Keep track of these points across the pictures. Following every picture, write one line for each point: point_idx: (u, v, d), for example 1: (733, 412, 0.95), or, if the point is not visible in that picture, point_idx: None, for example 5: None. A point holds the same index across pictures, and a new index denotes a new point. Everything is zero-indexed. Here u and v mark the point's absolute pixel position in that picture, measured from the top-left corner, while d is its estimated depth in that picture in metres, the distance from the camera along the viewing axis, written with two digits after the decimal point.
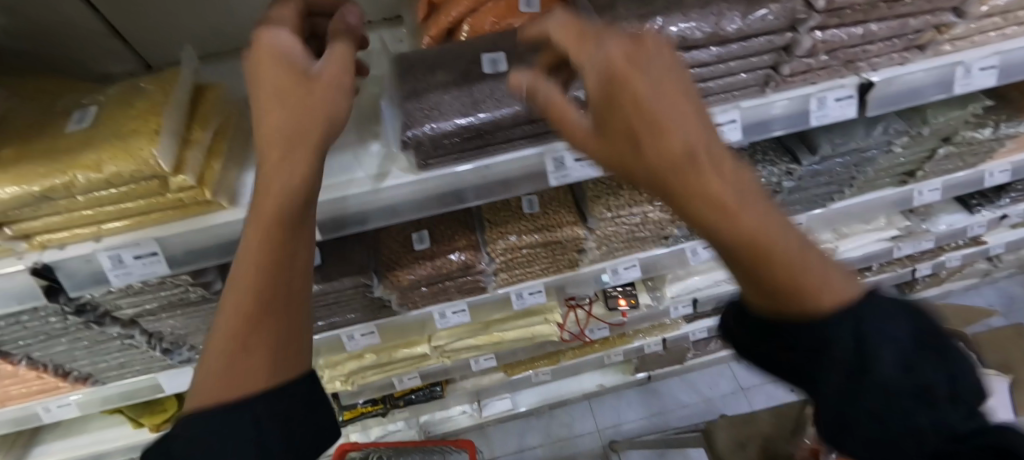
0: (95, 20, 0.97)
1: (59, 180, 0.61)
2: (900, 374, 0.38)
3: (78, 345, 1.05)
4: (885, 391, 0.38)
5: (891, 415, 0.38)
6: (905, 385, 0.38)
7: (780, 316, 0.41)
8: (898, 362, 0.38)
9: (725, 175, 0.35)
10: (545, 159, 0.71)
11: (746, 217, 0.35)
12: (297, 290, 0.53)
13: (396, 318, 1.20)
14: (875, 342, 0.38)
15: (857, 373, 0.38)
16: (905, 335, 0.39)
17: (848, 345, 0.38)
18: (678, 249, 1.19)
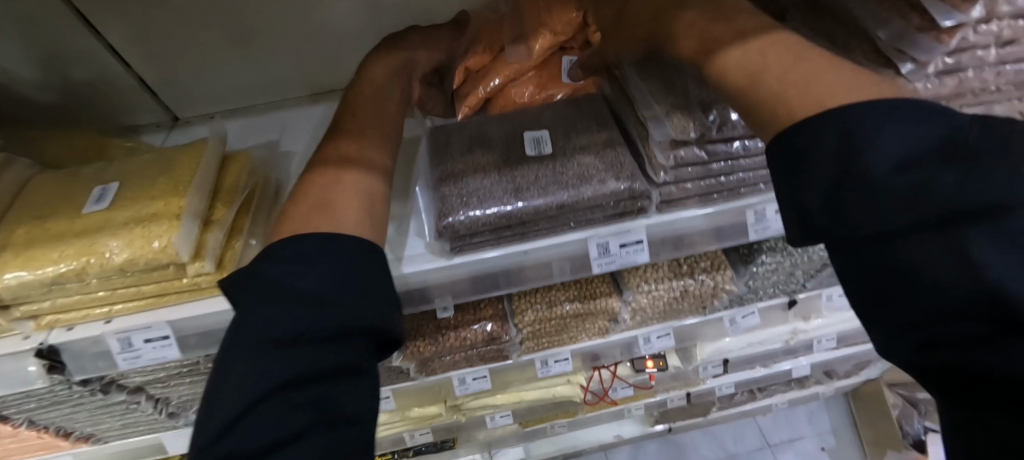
0: (126, 75, 0.94)
1: (72, 265, 0.57)
2: (892, 170, 0.32)
3: (82, 409, 0.99)
4: (873, 195, 0.33)
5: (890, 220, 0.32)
6: (897, 183, 0.32)
7: (782, 165, 0.40)
8: (895, 146, 0.33)
9: (774, 66, 0.43)
10: (589, 245, 0.63)
11: (785, 81, 0.42)
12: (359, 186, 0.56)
13: (412, 383, 1.13)
14: (862, 124, 0.35)
15: (837, 177, 0.35)
16: (930, 142, 0.32)
17: (831, 153, 0.36)
18: (715, 318, 1.08)
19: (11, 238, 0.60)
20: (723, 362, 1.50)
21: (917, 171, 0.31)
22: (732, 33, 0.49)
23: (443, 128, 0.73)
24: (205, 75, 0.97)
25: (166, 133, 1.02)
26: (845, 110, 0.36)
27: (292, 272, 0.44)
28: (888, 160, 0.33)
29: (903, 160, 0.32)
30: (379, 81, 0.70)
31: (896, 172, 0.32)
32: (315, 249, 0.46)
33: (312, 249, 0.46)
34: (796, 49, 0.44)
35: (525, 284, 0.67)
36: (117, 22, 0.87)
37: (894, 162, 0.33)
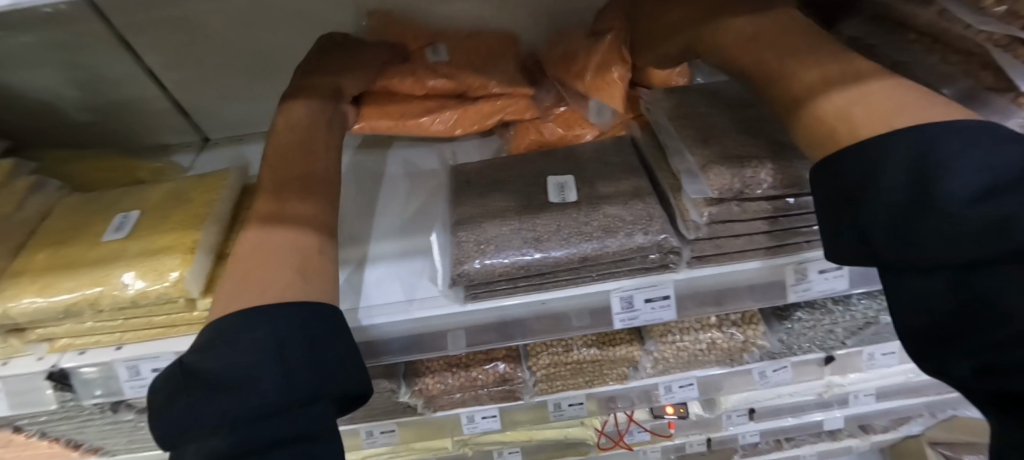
0: (162, 97, 0.97)
1: (85, 294, 0.56)
2: (974, 203, 0.33)
3: (90, 425, 0.98)
4: (943, 228, 0.34)
5: (961, 253, 0.34)
6: (972, 220, 0.33)
7: (858, 170, 0.41)
8: (976, 177, 0.34)
9: (843, 92, 0.46)
10: (611, 298, 0.60)
11: (855, 105, 0.44)
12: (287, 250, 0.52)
13: (420, 417, 1.09)
14: (946, 152, 0.36)
15: (906, 204, 0.36)
16: (1008, 170, 0.33)
17: (905, 181, 0.37)
18: (742, 369, 1.02)
19: (31, 262, 0.61)
20: (749, 411, 1.43)
21: (995, 202, 0.32)
22: (794, 60, 0.52)
23: (464, 167, 0.71)
24: (237, 101, 0.98)
25: (195, 154, 1.02)
26: (921, 129, 0.39)
27: (232, 352, 0.42)
28: (967, 193, 0.33)
29: (983, 190, 0.33)
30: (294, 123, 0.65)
31: (978, 204, 0.33)
32: (250, 323, 0.44)
33: (249, 323, 0.44)
34: (868, 78, 0.47)
35: (539, 334, 0.64)
36: (157, 48, 0.89)
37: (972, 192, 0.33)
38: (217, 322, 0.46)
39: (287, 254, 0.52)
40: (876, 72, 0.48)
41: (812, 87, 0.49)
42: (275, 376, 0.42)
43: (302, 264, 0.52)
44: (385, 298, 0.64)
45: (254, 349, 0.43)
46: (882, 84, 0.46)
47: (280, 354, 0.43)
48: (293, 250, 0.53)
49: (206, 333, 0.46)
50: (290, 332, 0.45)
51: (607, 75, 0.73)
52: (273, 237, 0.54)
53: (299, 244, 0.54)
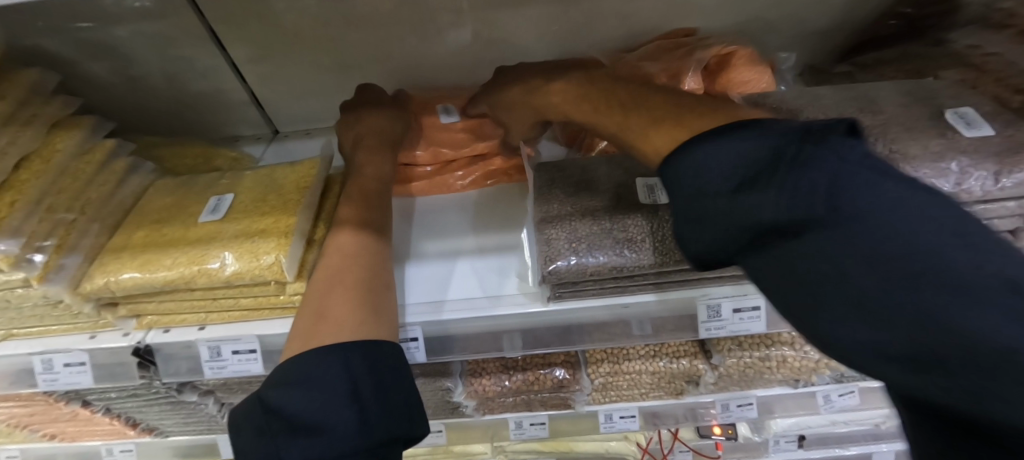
0: (241, 90, 1.00)
1: (185, 271, 0.60)
2: (724, 197, 0.37)
3: (153, 403, 1.01)
4: (710, 223, 0.37)
5: (731, 237, 0.36)
6: (716, 212, 0.37)
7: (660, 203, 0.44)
8: (724, 175, 0.38)
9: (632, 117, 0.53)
10: (698, 306, 0.58)
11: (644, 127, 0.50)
12: (339, 278, 0.56)
13: (467, 420, 1.07)
14: (698, 161, 0.40)
15: (693, 216, 0.39)
16: (746, 161, 0.37)
17: (683, 194, 0.40)
18: (806, 392, 0.97)
19: (131, 241, 0.64)
20: (799, 440, 1.29)
21: (748, 196, 0.35)
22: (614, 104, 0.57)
23: (545, 166, 0.72)
24: (312, 96, 1.01)
25: (266, 146, 1.05)
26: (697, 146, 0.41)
27: (319, 393, 0.45)
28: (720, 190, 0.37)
29: (733, 182, 0.37)
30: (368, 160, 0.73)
31: (727, 196, 0.37)
32: (334, 364, 0.47)
33: (330, 363, 0.47)
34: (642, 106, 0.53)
35: (607, 339, 0.63)
36: (242, 43, 0.92)
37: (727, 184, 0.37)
38: (296, 355, 0.49)
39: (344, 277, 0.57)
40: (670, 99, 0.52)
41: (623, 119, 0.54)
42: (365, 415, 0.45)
43: (356, 288, 0.55)
44: (463, 293, 0.64)
45: (342, 391, 0.46)
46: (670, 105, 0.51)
47: (364, 396, 0.46)
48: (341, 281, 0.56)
49: (282, 370, 0.48)
50: (370, 375, 0.48)
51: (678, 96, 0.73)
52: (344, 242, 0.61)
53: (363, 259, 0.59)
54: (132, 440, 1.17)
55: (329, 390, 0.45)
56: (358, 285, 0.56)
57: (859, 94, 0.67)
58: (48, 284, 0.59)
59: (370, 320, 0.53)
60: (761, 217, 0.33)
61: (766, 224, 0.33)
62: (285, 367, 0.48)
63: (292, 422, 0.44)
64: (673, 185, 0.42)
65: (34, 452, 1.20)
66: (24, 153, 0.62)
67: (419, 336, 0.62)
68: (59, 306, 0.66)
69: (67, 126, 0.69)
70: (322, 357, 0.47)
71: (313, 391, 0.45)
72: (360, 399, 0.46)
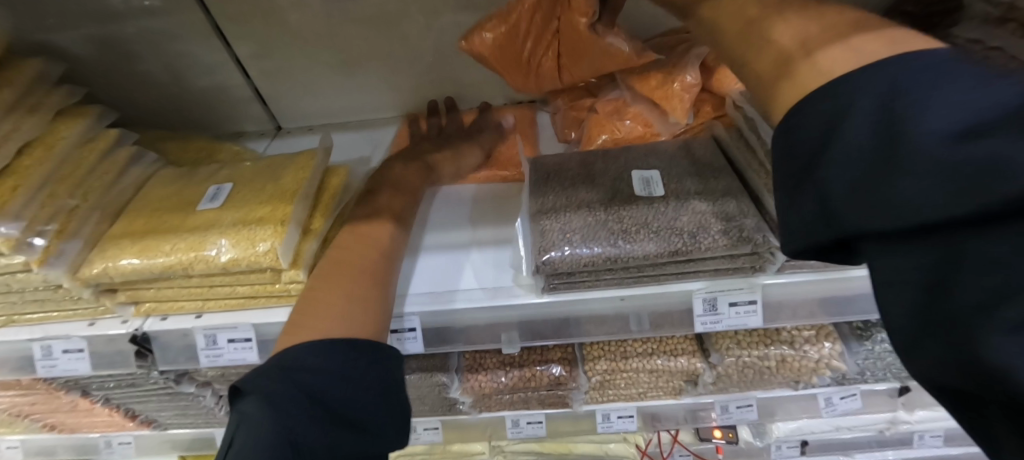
0: (244, 85, 1.00)
1: (182, 257, 0.60)
2: (954, 146, 0.24)
3: (153, 394, 1.01)
4: (901, 184, 0.26)
5: (926, 210, 0.25)
6: (914, 168, 0.26)
7: (791, 152, 0.34)
8: (954, 119, 0.25)
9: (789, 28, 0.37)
10: (694, 299, 0.58)
11: (815, 41, 0.35)
12: (348, 274, 0.57)
13: (464, 418, 1.06)
14: (909, 95, 0.28)
15: (873, 173, 0.28)
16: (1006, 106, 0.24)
17: (869, 144, 0.29)
18: (806, 393, 0.97)
19: (130, 228, 0.65)
20: (802, 444, 1.25)
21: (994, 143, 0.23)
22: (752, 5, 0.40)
23: (543, 160, 0.72)
24: (313, 92, 1.01)
25: (268, 141, 1.06)
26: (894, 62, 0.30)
27: (344, 385, 0.48)
28: (935, 140, 0.25)
29: (965, 130, 0.25)
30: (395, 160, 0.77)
31: (961, 148, 0.24)
32: (359, 357, 0.51)
33: (356, 357, 0.51)
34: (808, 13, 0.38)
35: (604, 333, 0.63)
36: (246, 38, 0.93)
37: (956, 132, 0.25)
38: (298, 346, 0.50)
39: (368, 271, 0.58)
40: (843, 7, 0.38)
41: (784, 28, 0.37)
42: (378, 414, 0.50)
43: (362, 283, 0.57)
44: (460, 285, 0.64)
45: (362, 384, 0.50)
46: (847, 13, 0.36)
47: (385, 392, 0.51)
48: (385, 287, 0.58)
49: (301, 350, 0.49)
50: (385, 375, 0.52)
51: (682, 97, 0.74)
52: (379, 236, 0.63)
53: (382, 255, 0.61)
54: (133, 432, 1.18)
55: (360, 381, 0.49)
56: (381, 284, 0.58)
57: None
58: (48, 268, 0.60)
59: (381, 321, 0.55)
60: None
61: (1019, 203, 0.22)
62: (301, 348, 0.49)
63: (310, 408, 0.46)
64: (841, 127, 0.30)
65: (38, 441, 1.22)
66: (28, 140, 0.63)
67: (417, 326, 0.62)
68: (59, 291, 0.66)
69: (72, 115, 0.70)
70: (345, 351, 0.50)
71: (337, 383, 0.48)
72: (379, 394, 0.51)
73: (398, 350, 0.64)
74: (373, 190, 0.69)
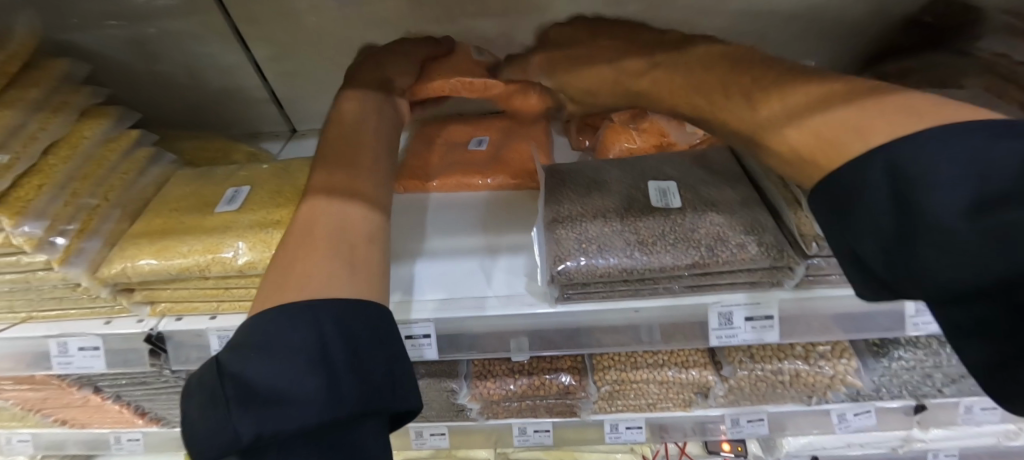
0: (261, 88, 1.01)
1: (200, 258, 0.61)
2: (962, 220, 0.29)
3: (163, 392, 1.02)
4: (932, 256, 0.31)
5: (958, 279, 0.30)
6: (935, 241, 0.31)
7: (847, 229, 0.39)
8: (964, 194, 0.30)
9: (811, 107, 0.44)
10: (710, 312, 0.58)
11: (813, 123, 0.43)
12: (331, 229, 0.52)
13: (470, 424, 1.06)
14: (919, 171, 0.33)
15: (910, 244, 0.33)
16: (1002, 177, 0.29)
17: (900, 218, 0.34)
18: (820, 410, 0.96)
19: (149, 228, 0.66)
20: None
21: (996, 218, 0.27)
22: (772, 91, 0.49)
23: (557, 168, 0.72)
24: (329, 95, 1.02)
25: (283, 143, 1.07)
26: (917, 138, 0.35)
27: (265, 359, 0.40)
28: (953, 215, 0.30)
29: (975, 204, 0.30)
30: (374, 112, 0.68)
31: (970, 222, 0.29)
32: (293, 324, 0.42)
33: (288, 324, 0.42)
34: (824, 94, 0.45)
35: (615, 345, 0.62)
36: (265, 41, 0.94)
37: (968, 206, 0.30)
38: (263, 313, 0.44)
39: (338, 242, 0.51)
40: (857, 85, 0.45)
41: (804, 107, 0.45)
42: (309, 389, 0.39)
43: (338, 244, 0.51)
44: (472, 291, 0.64)
45: (288, 352, 0.41)
46: (864, 92, 0.43)
47: (321, 361, 0.41)
48: (352, 256, 0.51)
49: (242, 329, 0.44)
50: (328, 338, 0.42)
51: None
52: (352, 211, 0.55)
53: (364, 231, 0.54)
54: (142, 429, 1.18)
55: (282, 351, 0.41)
56: (350, 258, 0.50)
57: None
58: (69, 267, 0.61)
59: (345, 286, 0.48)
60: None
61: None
62: (242, 328, 0.44)
63: (232, 391, 0.39)
64: (873, 205, 0.36)
65: (48, 435, 1.23)
66: (53, 140, 0.64)
67: (430, 333, 0.62)
68: (78, 289, 0.67)
69: (95, 115, 0.71)
70: (279, 319, 0.43)
71: (261, 355, 0.40)
72: (310, 365, 0.40)
73: (411, 356, 0.64)
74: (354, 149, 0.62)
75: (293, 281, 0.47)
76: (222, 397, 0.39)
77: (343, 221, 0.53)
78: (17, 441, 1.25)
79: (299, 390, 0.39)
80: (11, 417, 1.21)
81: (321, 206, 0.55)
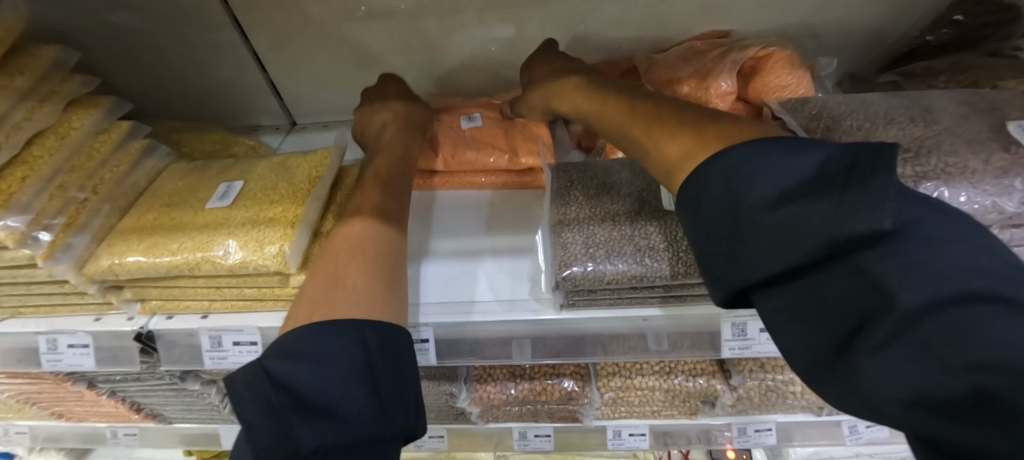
0: (261, 79, 0.99)
1: (189, 256, 0.58)
2: (772, 210, 0.36)
3: (157, 389, 1.00)
4: (748, 240, 0.37)
5: (768, 263, 0.36)
6: (754, 225, 0.37)
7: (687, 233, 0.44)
8: (776, 189, 0.37)
9: (665, 132, 0.49)
10: (722, 324, 0.55)
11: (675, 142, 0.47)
12: (359, 254, 0.56)
13: (469, 428, 1.03)
14: (739, 173, 0.39)
15: (736, 234, 0.38)
16: (806, 175, 0.37)
17: (726, 205, 0.39)
18: (830, 421, 0.92)
19: (140, 224, 0.63)
20: None
21: (793, 209, 0.35)
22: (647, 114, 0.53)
23: (565, 167, 0.69)
24: (330, 88, 1.00)
25: (283, 136, 1.04)
26: (726, 157, 0.41)
27: (323, 371, 0.44)
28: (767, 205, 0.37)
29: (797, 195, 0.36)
30: (394, 146, 0.74)
31: (775, 210, 0.36)
32: (345, 338, 0.47)
33: (339, 334, 0.47)
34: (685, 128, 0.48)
35: (621, 352, 0.60)
36: (265, 32, 0.92)
37: (776, 200, 0.37)
38: (306, 325, 0.48)
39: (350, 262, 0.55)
40: (708, 120, 0.48)
41: (660, 134, 0.49)
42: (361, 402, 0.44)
43: (371, 260, 0.55)
44: (474, 296, 0.61)
45: (341, 367, 0.45)
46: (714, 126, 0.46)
47: (368, 381, 0.45)
48: (346, 284, 0.52)
49: (287, 337, 0.47)
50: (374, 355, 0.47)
51: (719, 83, 0.69)
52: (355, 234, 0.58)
53: (369, 249, 0.56)
54: (137, 424, 1.17)
55: (336, 363, 0.45)
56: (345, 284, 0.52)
57: (913, 102, 0.59)
58: (54, 263, 0.58)
59: (342, 308, 0.50)
60: (828, 236, 0.33)
61: (831, 243, 0.33)
62: (286, 338, 0.47)
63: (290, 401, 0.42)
64: (707, 203, 0.41)
65: (43, 428, 1.22)
66: (39, 130, 0.62)
67: (430, 338, 0.60)
68: (66, 285, 0.64)
69: (86, 105, 0.68)
70: (328, 332, 0.47)
71: (320, 369, 0.44)
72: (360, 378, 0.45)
73: None
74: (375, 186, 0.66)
75: (298, 312, 0.51)
76: (277, 404, 0.42)
77: (346, 253, 0.56)
78: (13, 433, 1.24)
79: (351, 406, 0.44)
80: (7, 409, 1.20)
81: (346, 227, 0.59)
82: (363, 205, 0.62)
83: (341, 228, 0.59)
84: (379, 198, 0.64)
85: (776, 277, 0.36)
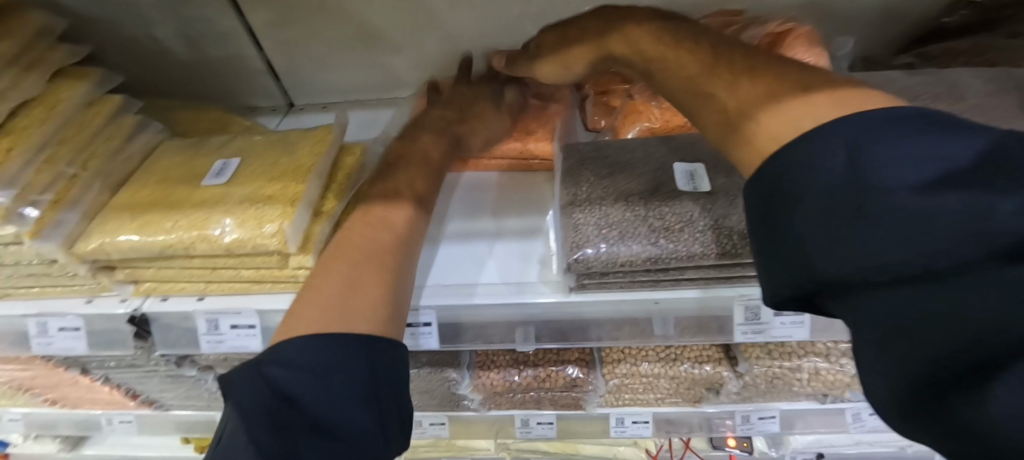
0: (257, 57, 0.96)
1: (185, 234, 0.56)
2: (918, 196, 0.26)
3: (152, 375, 0.98)
4: (863, 237, 0.28)
5: (879, 261, 0.27)
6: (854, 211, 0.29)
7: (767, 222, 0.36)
8: (914, 173, 0.28)
9: (752, 86, 0.40)
10: (735, 309, 0.53)
11: (760, 93, 0.39)
12: (386, 252, 0.53)
13: (470, 416, 1.02)
14: (874, 148, 0.30)
15: (834, 221, 0.30)
16: (956, 162, 0.27)
17: (838, 179, 0.31)
18: (835, 408, 0.91)
19: (132, 201, 0.61)
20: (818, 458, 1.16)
21: (952, 200, 0.25)
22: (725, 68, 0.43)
23: (575, 147, 0.67)
24: (328, 67, 0.97)
25: (281, 117, 1.01)
26: (859, 120, 0.32)
27: (322, 387, 0.42)
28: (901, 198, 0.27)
29: (928, 182, 0.27)
30: (430, 124, 0.71)
31: (923, 195, 0.27)
32: (346, 349, 0.44)
33: (343, 348, 0.44)
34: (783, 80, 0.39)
35: (627, 337, 0.58)
36: (261, 6, 0.88)
37: (917, 186, 0.27)
38: (311, 332, 0.45)
39: (361, 263, 0.52)
40: (810, 77, 0.39)
41: (752, 88, 0.40)
42: (363, 417, 0.43)
43: (392, 263, 0.53)
44: (480, 278, 0.59)
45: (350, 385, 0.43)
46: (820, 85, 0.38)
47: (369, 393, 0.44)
48: (359, 285, 0.50)
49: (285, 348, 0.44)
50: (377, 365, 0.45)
51: None
52: (396, 219, 0.58)
53: (386, 250, 0.54)
54: (133, 411, 1.15)
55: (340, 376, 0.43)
56: (370, 285, 0.50)
57: (939, 79, 0.57)
58: (42, 241, 0.56)
59: (363, 317, 0.47)
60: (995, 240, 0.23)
61: (979, 252, 0.24)
62: (288, 342, 0.44)
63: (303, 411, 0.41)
64: (810, 185, 0.32)
65: (36, 416, 1.19)
66: (24, 100, 0.59)
67: (433, 321, 0.58)
68: (55, 266, 0.62)
69: (72, 76, 0.66)
70: (329, 346, 0.44)
71: (321, 386, 0.42)
72: (360, 392, 0.43)
73: (413, 345, 0.60)
74: (391, 165, 0.64)
75: (310, 306, 0.48)
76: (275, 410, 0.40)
77: (374, 236, 0.55)
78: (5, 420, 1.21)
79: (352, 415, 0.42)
80: None
81: (359, 225, 0.56)
82: (401, 187, 0.61)
83: (353, 226, 0.56)
84: (411, 182, 0.62)
85: (875, 281, 0.27)
